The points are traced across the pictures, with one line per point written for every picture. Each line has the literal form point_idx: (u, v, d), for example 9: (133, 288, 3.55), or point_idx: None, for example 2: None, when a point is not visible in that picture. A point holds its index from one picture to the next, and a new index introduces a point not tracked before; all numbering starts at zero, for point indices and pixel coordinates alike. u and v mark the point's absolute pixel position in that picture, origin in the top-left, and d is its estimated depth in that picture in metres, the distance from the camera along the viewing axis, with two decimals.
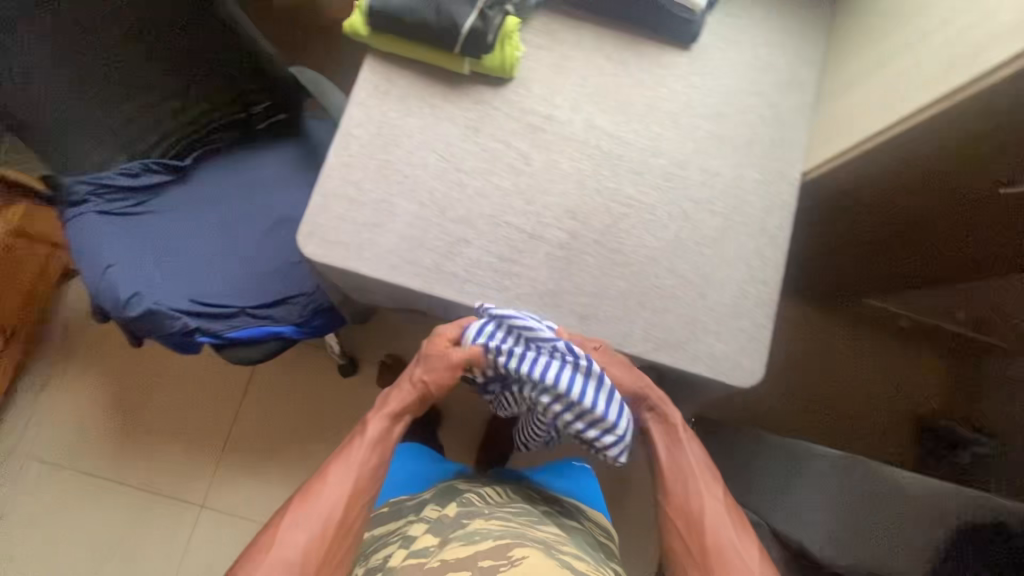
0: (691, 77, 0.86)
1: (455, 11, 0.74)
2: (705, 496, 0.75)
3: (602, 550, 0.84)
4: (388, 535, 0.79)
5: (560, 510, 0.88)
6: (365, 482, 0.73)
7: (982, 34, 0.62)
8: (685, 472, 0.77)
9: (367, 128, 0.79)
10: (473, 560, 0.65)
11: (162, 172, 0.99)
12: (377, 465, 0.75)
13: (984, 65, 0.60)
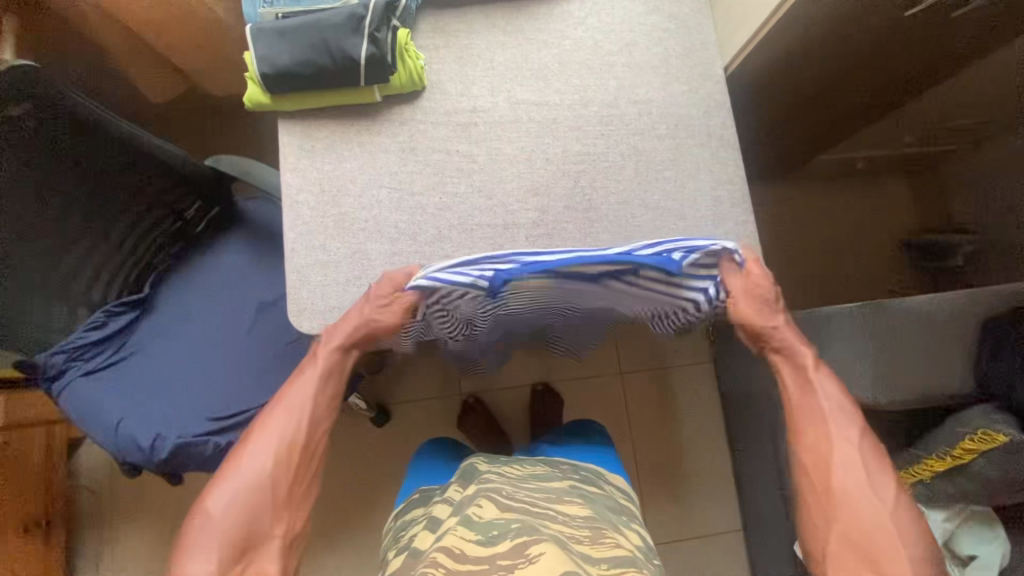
0: (588, 19, 0.86)
1: (345, 45, 0.73)
2: (836, 437, 0.67)
3: (621, 513, 0.89)
4: (416, 518, 0.92)
5: (580, 480, 0.93)
6: (318, 420, 0.70)
7: None
8: (810, 412, 0.69)
9: (309, 191, 0.78)
10: (495, 555, 0.70)
11: (126, 311, 0.97)
12: (331, 401, 0.72)
13: None
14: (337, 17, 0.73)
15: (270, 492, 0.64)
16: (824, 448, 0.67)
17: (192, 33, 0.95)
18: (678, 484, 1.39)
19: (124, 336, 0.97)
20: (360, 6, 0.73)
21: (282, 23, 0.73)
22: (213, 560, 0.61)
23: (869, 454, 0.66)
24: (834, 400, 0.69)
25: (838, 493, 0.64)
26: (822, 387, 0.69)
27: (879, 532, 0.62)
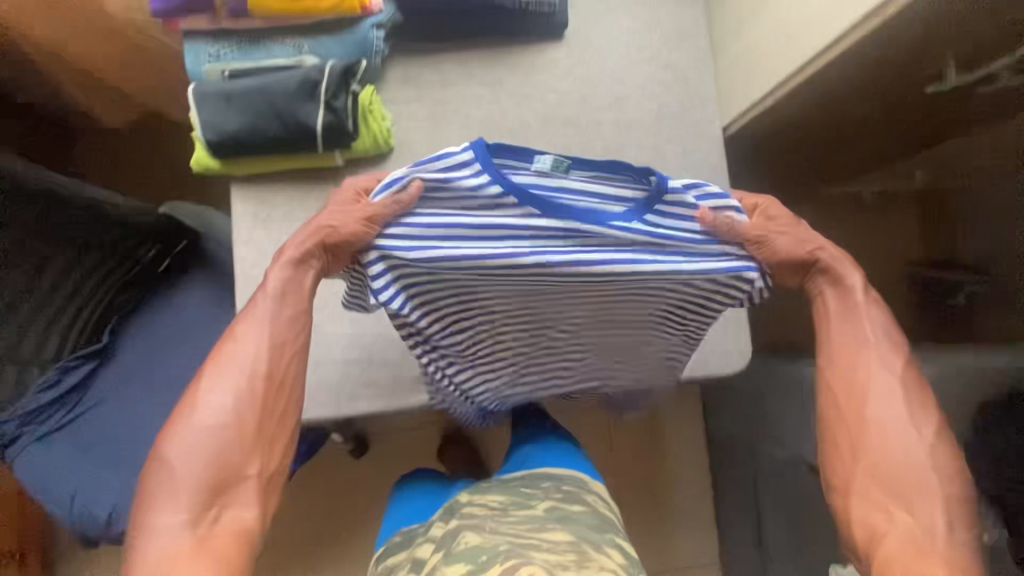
0: (576, 69, 0.78)
1: (298, 112, 0.65)
2: (875, 369, 0.58)
3: (605, 529, 0.77)
4: (398, 564, 0.83)
5: (562, 499, 0.82)
6: (284, 342, 0.59)
7: None
8: (845, 343, 0.60)
9: (265, 265, 0.73)
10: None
11: (84, 364, 0.91)
12: (296, 322, 0.61)
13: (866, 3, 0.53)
14: (290, 81, 0.65)
15: (235, 433, 0.55)
16: (854, 378, 0.58)
17: (144, 63, 0.87)
18: (658, 515, 1.38)
19: (79, 393, 0.91)
20: (315, 69, 0.66)
21: (228, 86, 0.66)
22: (178, 513, 0.52)
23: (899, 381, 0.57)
24: (875, 335, 0.59)
25: (871, 422, 0.56)
26: (868, 316, 0.60)
27: (910, 463, 0.53)
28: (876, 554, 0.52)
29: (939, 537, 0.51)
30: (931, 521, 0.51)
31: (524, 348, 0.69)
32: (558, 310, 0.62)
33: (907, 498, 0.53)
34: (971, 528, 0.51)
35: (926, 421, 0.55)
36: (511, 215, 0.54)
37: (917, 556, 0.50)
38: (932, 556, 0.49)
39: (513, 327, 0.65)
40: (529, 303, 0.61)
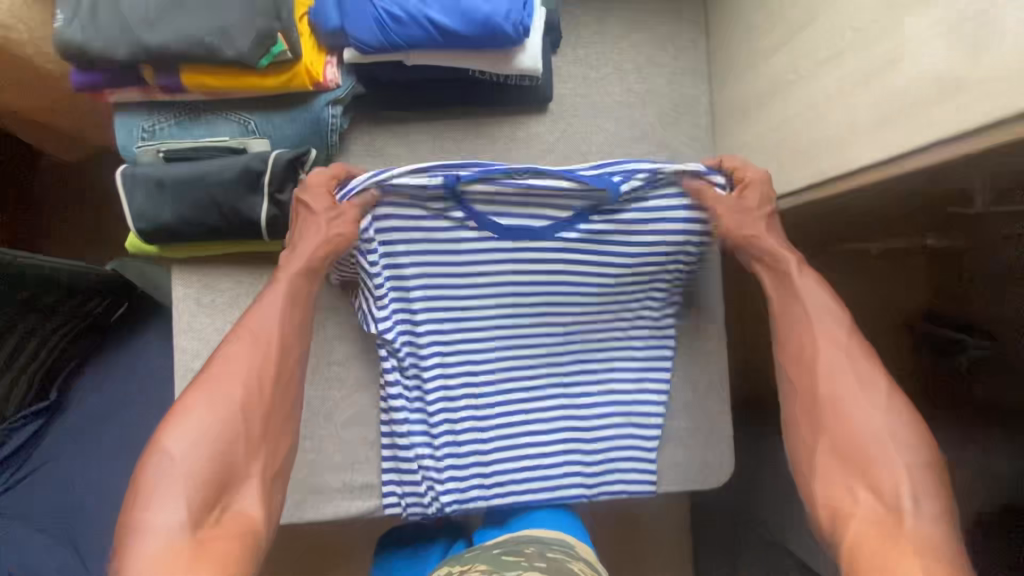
0: (557, 145, 0.71)
1: (239, 204, 0.59)
2: (822, 344, 0.56)
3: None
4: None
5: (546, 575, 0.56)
6: (291, 341, 0.58)
7: (860, 108, 0.46)
8: (795, 321, 0.58)
9: (207, 356, 0.67)
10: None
11: (29, 424, 0.86)
12: (305, 325, 0.60)
13: (868, 153, 0.46)
14: (229, 168, 0.58)
15: (242, 426, 0.53)
16: (808, 358, 0.56)
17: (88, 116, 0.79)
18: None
19: (24, 455, 0.86)
20: (259, 157, 0.59)
21: (162, 170, 0.59)
22: (180, 506, 0.48)
23: (847, 353, 0.55)
24: (823, 312, 0.57)
25: (826, 402, 0.54)
26: (806, 291, 0.59)
27: (870, 442, 0.51)
28: (845, 541, 0.48)
29: (906, 515, 0.47)
30: (896, 497, 0.48)
31: (497, 422, 0.69)
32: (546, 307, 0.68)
33: (867, 475, 0.50)
34: (940, 502, 0.47)
35: (877, 390, 0.53)
36: (470, 240, 0.65)
37: (890, 541, 0.46)
38: (903, 537, 0.46)
39: (482, 392, 0.68)
40: (515, 301, 0.67)
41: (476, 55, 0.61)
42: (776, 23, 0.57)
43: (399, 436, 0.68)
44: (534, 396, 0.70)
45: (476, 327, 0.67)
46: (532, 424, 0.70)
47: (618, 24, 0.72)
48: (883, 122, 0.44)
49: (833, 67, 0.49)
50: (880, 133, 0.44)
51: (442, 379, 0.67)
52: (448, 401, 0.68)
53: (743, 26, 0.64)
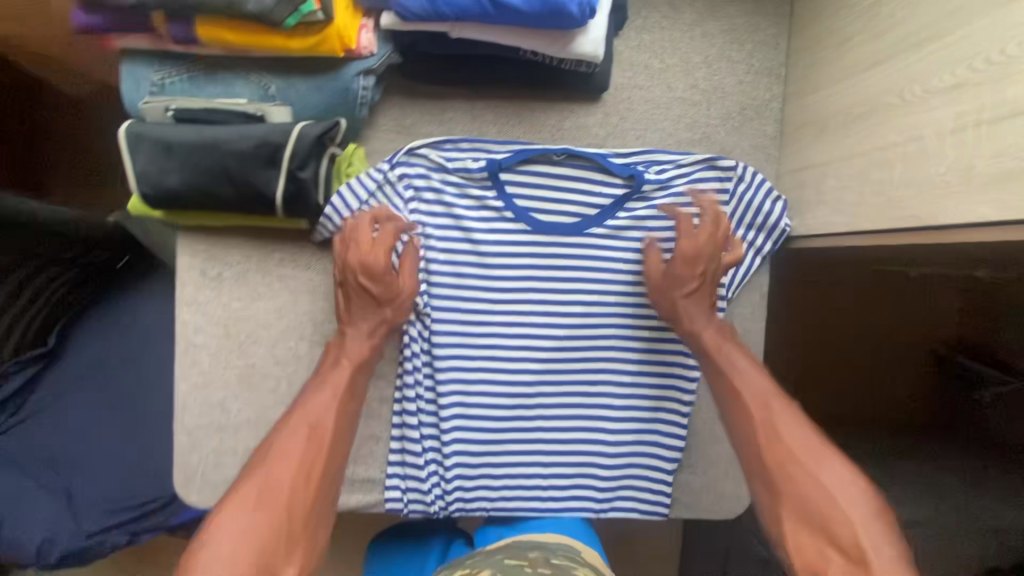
0: (607, 141, 0.65)
1: (254, 178, 0.53)
2: (755, 408, 0.54)
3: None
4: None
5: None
6: (344, 431, 0.55)
7: (979, 154, 0.40)
8: (729, 391, 0.57)
9: (211, 333, 0.63)
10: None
11: (29, 366, 0.84)
12: (355, 417, 0.57)
13: (976, 207, 0.40)
14: (246, 136, 0.52)
15: (287, 518, 0.47)
16: (745, 429, 0.54)
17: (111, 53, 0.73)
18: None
19: (22, 397, 0.85)
20: (278, 129, 0.52)
21: (170, 133, 0.53)
22: None
23: (775, 410, 0.53)
24: (752, 378, 0.56)
25: (775, 464, 0.51)
26: (736, 357, 0.58)
27: (821, 498, 0.48)
28: None
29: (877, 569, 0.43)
30: (861, 552, 0.45)
31: (512, 429, 0.65)
32: (579, 305, 0.65)
33: (830, 530, 0.46)
34: (898, 544, 0.45)
35: (814, 446, 0.50)
36: (499, 227, 0.64)
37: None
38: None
39: (497, 396, 0.65)
40: (548, 299, 0.65)
41: (532, 34, 0.54)
42: (883, 31, 0.50)
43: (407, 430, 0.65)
44: (552, 407, 0.66)
45: (502, 326, 0.64)
46: (547, 437, 0.66)
47: (691, 10, 0.64)
48: (1001, 179, 0.38)
49: (949, 101, 0.43)
50: (999, 189, 0.39)
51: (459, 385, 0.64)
52: (462, 399, 0.65)
53: (838, 31, 0.56)
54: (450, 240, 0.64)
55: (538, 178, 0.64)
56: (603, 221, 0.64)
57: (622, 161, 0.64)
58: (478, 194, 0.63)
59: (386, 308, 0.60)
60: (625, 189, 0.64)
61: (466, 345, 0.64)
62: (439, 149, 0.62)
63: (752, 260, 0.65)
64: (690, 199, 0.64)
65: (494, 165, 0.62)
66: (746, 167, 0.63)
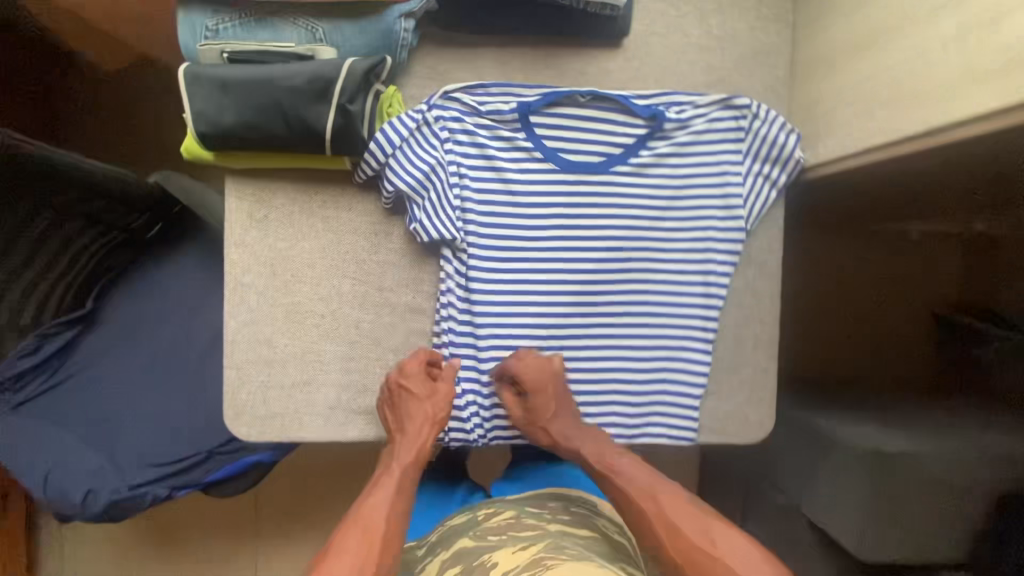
0: (629, 85, 0.69)
1: (306, 113, 0.56)
2: (661, 506, 0.60)
3: (617, 558, 0.66)
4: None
5: (567, 524, 0.71)
6: (399, 523, 0.60)
7: (983, 52, 0.44)
8: (628, 493, 0.62)
9: (258, 272, 0.66)
10: (520, 563, 0.59)
11: (63, 332, 0.87)
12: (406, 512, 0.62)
13: (983, 100, 0.44)
14: (298, 73, 0.56)
15: None
16: (660, 526, 0.59)
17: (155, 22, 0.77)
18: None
19: (60, 359, 0.87)
20: (330, 65, 0.56)
21: (227, 72, 0.56)
22: None
23: (663, 502, 0.61)
24: (641, 475, 0.64)
25: (698, 553, 0.56)
26: (622, 461, 0.65)
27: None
28: None
29: None
30: None
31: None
32: (608, 240, 0.69)
33: None
34: None
35: (712, 527, 0.58)
36: (530, 167, 0.68)
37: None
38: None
39: (531, 328, 0.68)
40: (577, 235, 0.68)
41: None
42: None
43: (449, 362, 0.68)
44: (582, 339, 0.69)
45: (533, 261, 0.68)
46: (579, 367, 0.70)
47: None
48: (1004, 69, 0.43)
49: (952, 10, 0.47)
50: (1002, 80, 0.43)
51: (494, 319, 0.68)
52: (498, 332, 0.68)
53: None
54: (484, 179, 0.67)
55: (566, 121, 0.68)
56: (627, 159, 0.68)
57: (644, 102, 0.68)
58: (508, 137, 0.67)
59: (428, 429, 0.66)
60: (647, 128, 0.68)
61: (500, 279, 0.67)
62: (471, 95, 0.66)
63: (767, 193, 0.69)
64: (708, 137, 0.68)
65: (524, 107, 0.66)
66: (759, 105, 0.67)
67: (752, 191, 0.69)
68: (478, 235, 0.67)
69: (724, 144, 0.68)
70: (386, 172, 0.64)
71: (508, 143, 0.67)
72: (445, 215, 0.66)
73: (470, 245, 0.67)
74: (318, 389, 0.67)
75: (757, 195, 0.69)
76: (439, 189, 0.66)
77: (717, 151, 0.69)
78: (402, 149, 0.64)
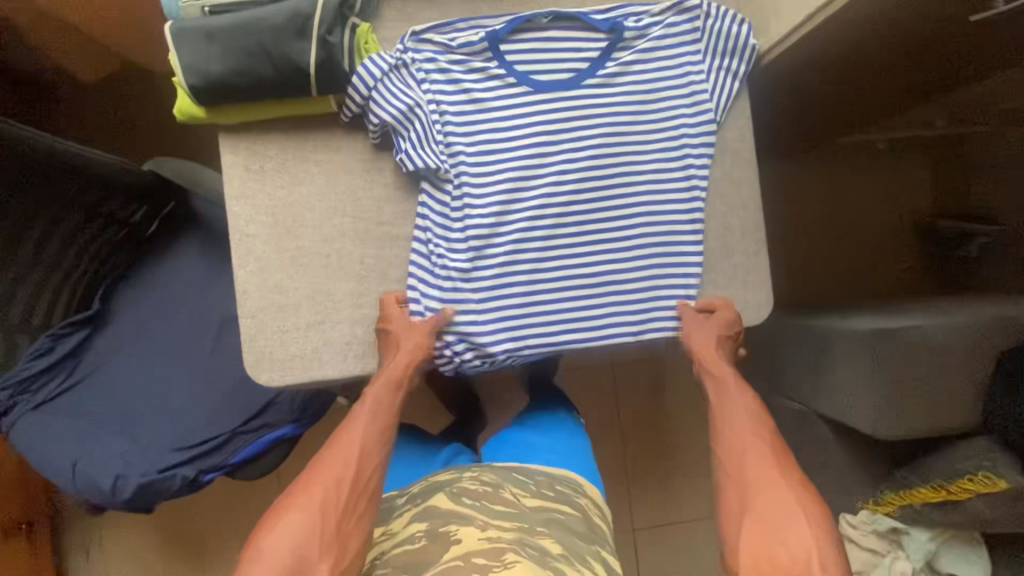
0: (587, 2, 0.73)
1: (288, 49, 0.60)
2: (757, 449, 0.66)
3: (595, 541, 0.68)
4: (376, 541, 0.69)
5: (550, 497, 0.72)
6: (372, 458, 0.65)
7: None
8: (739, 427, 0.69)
9: (261, 221, 0.68)
10: (469, 555, 0.58)
11: (76, 331, 0.88)
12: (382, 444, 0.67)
13: None
14: (276, 15, 0.60)
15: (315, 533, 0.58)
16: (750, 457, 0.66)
17: (139, 16, 0.82)
18: (679, 487, 1.34)
19: (75, 358, 0.88)
20: (306, 3, 0.61)
21: (210, 22, 0.60)
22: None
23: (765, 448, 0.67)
24: (753, 421, 0.70)
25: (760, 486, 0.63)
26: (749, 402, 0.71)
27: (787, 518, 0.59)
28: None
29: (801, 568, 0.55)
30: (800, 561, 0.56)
31: (541, 275, 0.71)
32: (586, 149, 0.72)
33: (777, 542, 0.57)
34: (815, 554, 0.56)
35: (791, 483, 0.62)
36: (506, 93, 0.71)
37: (756, 554, 0.57)
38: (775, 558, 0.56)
39: (525, 243, 0.71)
40: (556, 149, 0.71)
41: None
42: None
43: (454, 285, 0.70)
44: (577, 248, 0.72)
45: (519, 180, 0.71)
46: (580, 273, 0.72)
47: None
48: None
49: None
50: None
51: (490, 238, 0.70)
52: (496, 250, 0.71)
53: None
54: (463, 109, 0.70)
55: (531, 43, 0.71)
56: (595, 72, 0.72)
57: (601, 17, 0.72)
58: (479, 67, 0.70)
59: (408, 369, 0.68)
60: (607, 42, 0.72)
61: (493, 199, 0.70)
62: (441, 32, 0.70)
63: (730, 84, 0.73)
64: (666, 41, 0.72)
65: (492, 36, 0.70)
66: (710, 4, 0.72)
67: (716, 85, 0.73)
68: (463, 159, 0.70)
69: (683, 46, 0.72)
70: (370, 107, 0.66)
71: (479, 72, 0.71)
72: (431, 147, 0.69)
73: (458, 170, 0.69)
74: (335, 326, 0.69)
75: (722, 88, 0.73)
76: (421, 119, 0.68)
77: (678, 53, 0.73)
78: (384, 83, 0.66)
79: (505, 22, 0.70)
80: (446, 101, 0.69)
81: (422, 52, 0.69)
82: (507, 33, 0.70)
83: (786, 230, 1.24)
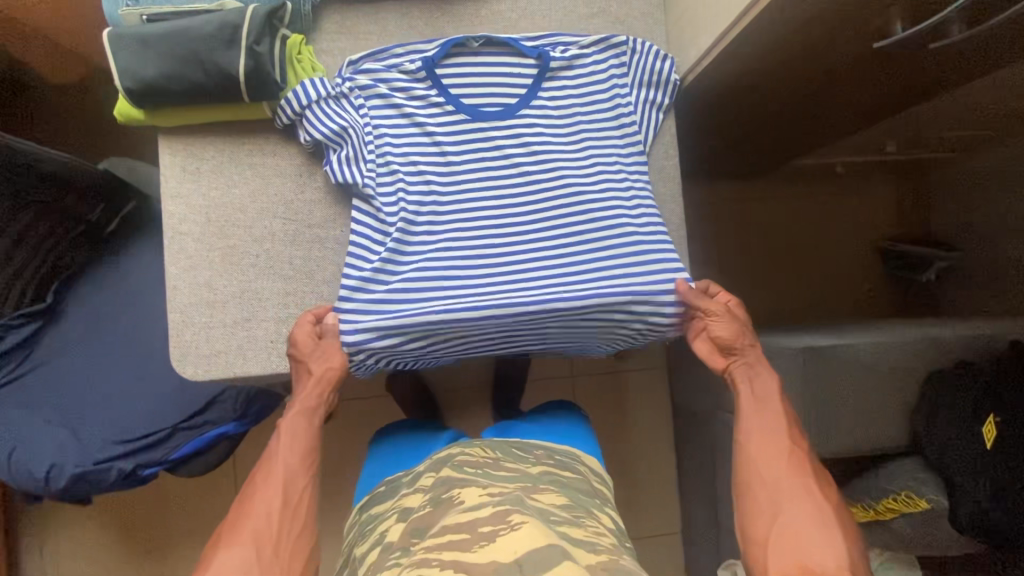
0: (520, 21, 0.77)
1: (218, 60, 0.63)
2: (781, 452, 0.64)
3: (597, 496, 0.72)
4: (383, 513, 0.69)
5: (554, 465, 0.75)
6: (301, 475, 0.65)
7: None
8: (762, 427, 0.66)
9: (194, 221, 0.71)
10: (476, 521, 0.56)
11: (29, 322, 0.91)
12: (308, 463, 0.66)
13: None
14: (207, 26, 0.63)
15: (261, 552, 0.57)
16: (771, 460, 0.64)
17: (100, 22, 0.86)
18: (637, 506, 1.33)
19: (25, 349, 0.91)
20: (235, 14, 0.64)
21: (146, 30, 0.64)
22: None
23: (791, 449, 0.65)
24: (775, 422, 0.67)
25: (784, 490, 0.61)
26: (773, 399, 0.68)
27: (810, 524, 0.58)
28: None
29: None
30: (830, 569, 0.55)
31: (464, 290, 0.69)
32: (514, 170, 0.72)
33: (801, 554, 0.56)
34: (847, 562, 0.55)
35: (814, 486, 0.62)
36: (444, 120, 0.73)
37: (787, 561, 0.56)
38: (806, 566, 0.55)
39: (450, 262, 0.70)
40: (485, 169, 0.72)
41: None
42: None
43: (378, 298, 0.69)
44: (511, 267, 0.71)
45: (450, 197, 0.71)
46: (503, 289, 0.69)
47: None
48: None
49: None
50: None
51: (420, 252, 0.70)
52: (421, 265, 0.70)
53: None
54: (402, 131, 0.72)
55: (462, 68, 0.73)
56: (524, 95, 0.74)
57: (530, 44, 0.75)
58: (417, 91, 0.72)
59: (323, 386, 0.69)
60: (537, 68, 0.74)
61: (427, 219, 0.71)
62: (379, 60, 0.73)
63: (654, 106, 0.76)
64: (593, 66, 0.75)
65: (428, 61, 0.72)
66: (636, 41, 0.75)
67: (643, 106, 0.76)
68: (396, 175, 0.71)
69: (610, 70, 0.75)
70: (304, 123, 0.70)
71: (416, 95, 0.72)
72: (363, 165, 0.71)
73: (391, 186, 0.70)
74: (266, 325, 0.71)
75: (646, 110, 0.76)
76: (353, 139, 0.70)
77: (607, 83, 0.75)
78: (320, 106, 0.70)
79: (439, 46, 0.73)
80: (375, 119, 0.71)
81: (355, 75, 0.71)
82: (441, 57, 0.73)
83: (744, 247, 1.25)
